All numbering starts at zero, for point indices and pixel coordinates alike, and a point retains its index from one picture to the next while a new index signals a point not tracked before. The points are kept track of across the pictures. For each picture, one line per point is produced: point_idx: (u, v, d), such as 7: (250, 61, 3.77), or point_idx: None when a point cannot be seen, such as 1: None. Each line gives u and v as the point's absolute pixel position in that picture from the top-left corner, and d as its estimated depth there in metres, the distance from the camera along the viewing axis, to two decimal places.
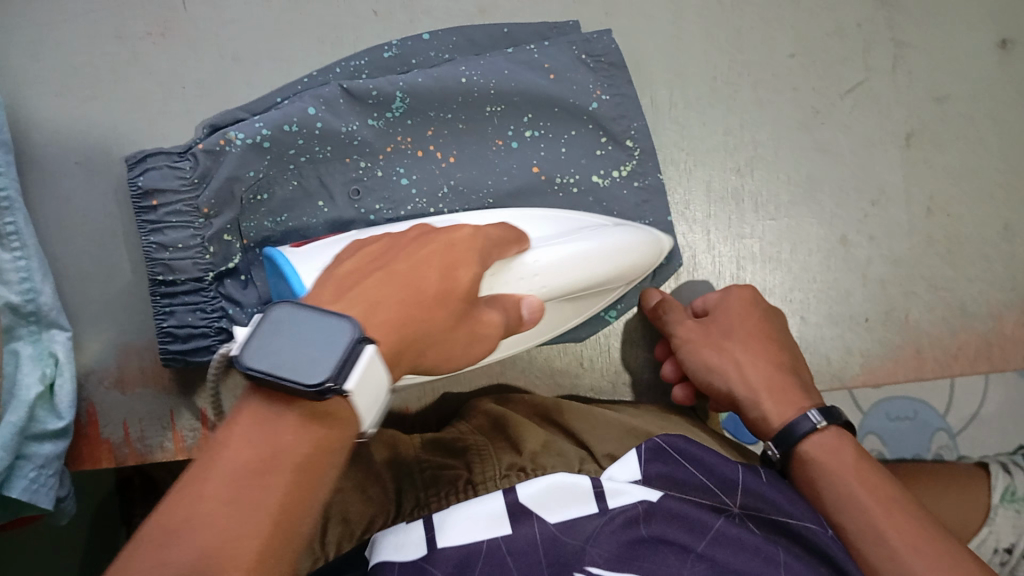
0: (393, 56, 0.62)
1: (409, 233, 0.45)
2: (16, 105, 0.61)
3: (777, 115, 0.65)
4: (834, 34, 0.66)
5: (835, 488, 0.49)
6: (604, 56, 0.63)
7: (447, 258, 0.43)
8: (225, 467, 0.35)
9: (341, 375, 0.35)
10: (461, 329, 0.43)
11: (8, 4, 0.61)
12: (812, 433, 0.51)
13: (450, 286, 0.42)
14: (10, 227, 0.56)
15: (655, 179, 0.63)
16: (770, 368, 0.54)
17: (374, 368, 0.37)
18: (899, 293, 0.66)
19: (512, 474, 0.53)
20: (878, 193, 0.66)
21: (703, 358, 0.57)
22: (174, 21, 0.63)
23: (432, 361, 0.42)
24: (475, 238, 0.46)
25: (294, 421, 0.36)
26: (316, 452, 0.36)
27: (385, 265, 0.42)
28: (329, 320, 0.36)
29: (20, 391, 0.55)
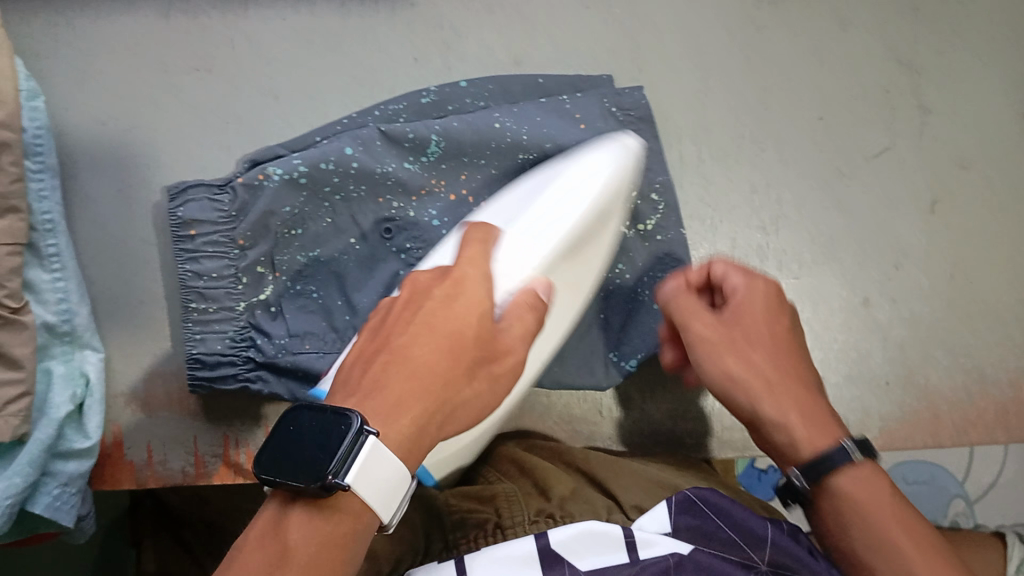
0: (429, 101, 0.64)
1: (425, 282, 0.47)
2: (64, 130, 0.63)
3: (803, 175, 0.66)
4: (863, 97, 0.67)
5: (868, 534, 0.41)
6: (633, 109, 0.64)
7: (447, 303, 0.45)
8: (241, 572, 0.38)
9: (342, 470, 0.37)
10: (481, 381, 0.44)
11: (65, 34, 0.64)
12: (845, 467, 0.42)
13: (463, 334, 0.43)
14: (51, 248, 0.59)
15: (677, 233, 0.63)
16: (806, 385, 0.46)
17: (381, 458, 0.39)
18: (920, 357, 0.66)
19: (541, 520, 0.53)
20: (901, 256, 0.66)
21: (716, 343, 0.47)
22: (221, 57, 0.65)
23: (465, 416, 0.44)
24: (464, 275, 0.47)
25: (303, 522, 0.38)
26: (321, 548, 0.38)
27: (390, 344, 0.44)
28: (327, 421, 0.38)
29: (49, 408, 0.58)
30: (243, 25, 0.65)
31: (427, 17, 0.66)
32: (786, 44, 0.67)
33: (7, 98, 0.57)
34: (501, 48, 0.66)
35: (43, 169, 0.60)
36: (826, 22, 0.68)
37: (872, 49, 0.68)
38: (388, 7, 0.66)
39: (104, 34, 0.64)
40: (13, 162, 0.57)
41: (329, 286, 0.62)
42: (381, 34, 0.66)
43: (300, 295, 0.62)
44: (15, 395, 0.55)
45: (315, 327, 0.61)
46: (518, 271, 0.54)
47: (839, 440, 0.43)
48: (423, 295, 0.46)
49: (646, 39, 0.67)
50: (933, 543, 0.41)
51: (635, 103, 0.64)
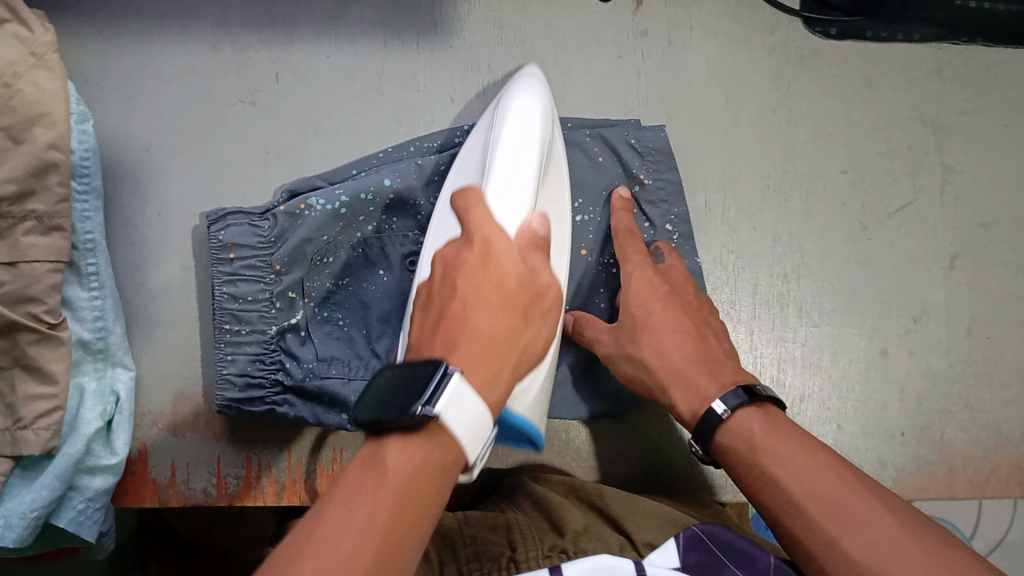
0: (463, 140, 0.66)
1: (441, 265, 0.50)
2: (110, 154, 0.65)
3: (825, 226, 0.68)
4: (886, 154, 0.69)
5: (756, 472, 0.49)
6: (652, 143, 0.65)
7: (485, 258, 0.49)
8: (339, 498, 0.38)
9: (434, 398, 0.40)
10: (538, 320, 0.49)
11: (115, 61, 0.66)
12: (729, 422, 0.51)
13: (507, 286, 0.48)
14: (91, 268, 0.61)
15: (692, 263, 0.65)
16: (671, 339, 0.56)
17: (466, 392, 0.41)
18: (936, 411, 0.67)
19: (553, 555, 0.54)
20: (920, 310, 0.67)
21: (610, 341, 0.59)
22: (263, 88, 0.67)
23: (532, 353, 0.48)
24: (488, 231, 0.51)
25: (399, 451, 0.39)
26: (419, 470, 0.39)
27: (445, 311, 0.47)
28: (417, 366, 0.41)
29: (80, 424, 0.59)
30: (288, 59, 0.67)
31: (465, 58, 0.68)
32: (814, 100, 0.69)
33: (58, 121, 0.59)
34: None
35: (87, 191, 0.62)
36: (853, 80, 0.70)
37: (897, 109, 0.70)
38: (429, 47, 0.68)
39: (154, 63, 0.66)
40: (60, 183, 0.59)
41: (355, 316, 0.64)
42: (422, 73, 0.68)
43: (327, 321, 0.63)
44: (48, 408, 0.57)
45: (342, 353, 0.63)
46: (517, 204, 0.52)
47: (709, 396, 0.52)
48: (455, 262, 0.50)
49: (678, 88, 0.69)
50: (817, 460, 0.47)
51: (664, 146, 0.65)
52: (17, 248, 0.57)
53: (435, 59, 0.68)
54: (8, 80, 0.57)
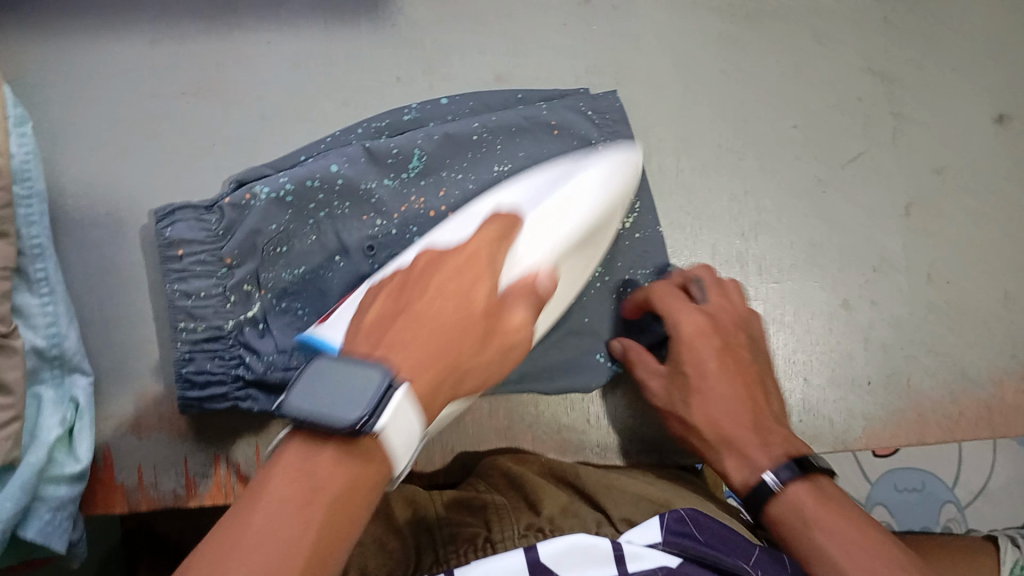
0: (412, 119, 0.65)
1: (416, 268, 0.50)
2: (53, 157, 0.64)
3: (781, 182, 0.68)
4: (836, 106, 0.69)
5: (806, 545, 0.49)
6: (609, 113, 0.66)
7: (466, 279, 0.48)
8: (272, 501, 0.37)
9: (374, 414, 0.38)
10: (493, 349, 0.47)
11: (52, 62, 0.65)
12: (779, 493, 0.51)
13: (470, 309, 0.47)
14: (40, 272, 0.60)
15: (655, 230, 0.64)
16: (731, 403, 0.55)
17: (404, 410, 0.40)
18: (902, 358, 0.67)
19: (530, 535, 0.54)
20: (880, 259, 0.68)
21: (663, 381, 0.59)
22: (208, 82, 0.66)
23: (475, 380, 0.46)
24: (479, 251, 0.51)
25: (332, 459, 0.38)
26: (348, 492, 0.38)
27: (409, 308, 0.46)
28: (361, 369, 0.39)
29: (41, 432, 0.58)
30: (231, 50, 0.66)
31: (409, 38, 0.68)
32: (763, 57, 0.69)
33: None
34: (482, 67, 0.68)
35: (32, 196, 0.61)
36: (799, 35, 0.70)
37: (846, 60, 0.70)
38: (372, 29, 0.67)
39: (93, 62, 0.65)
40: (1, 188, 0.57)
41: (314, 304, 0.62)
42: (367, 56, 0.67)
43: (287, 312, 0.62)
44: (6, 418, 0.56)
45: None
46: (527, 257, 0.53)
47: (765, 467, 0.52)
48: (426, 273, 0.49)
49: (625, 54, 0.69)
50: (847, 519, 0.50)
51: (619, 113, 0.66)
52: None
53: (379, 41, 0.67)
54: None
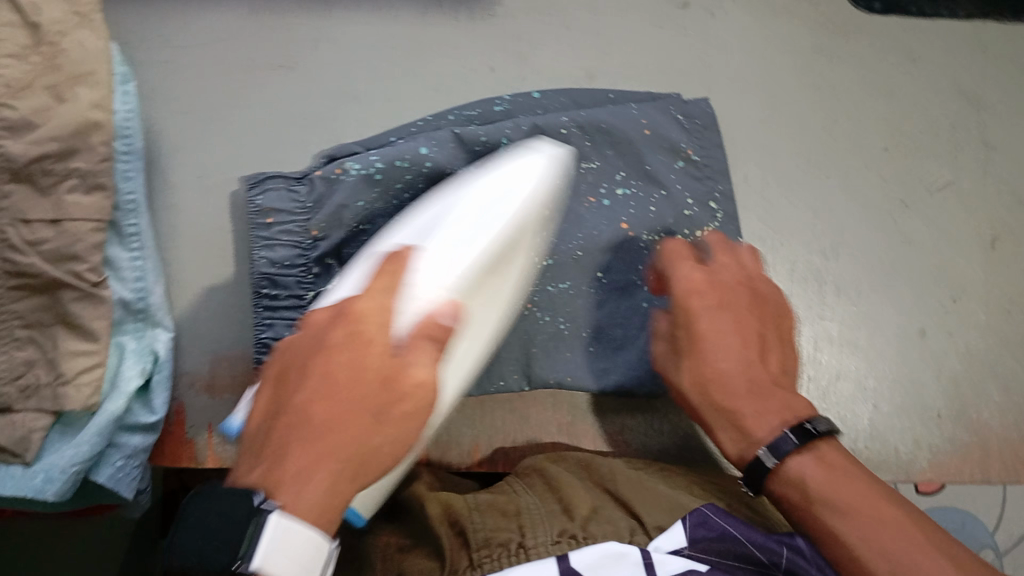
0: (502, 109, 0.65)
1: (326, 312, 0.45)
2: (152, 117, 0.65)
3: (866, 203, 0.67)
4: (929, 131, 0.69)
5: (823, 534, 0.44)
6: (699, 118, 0.66)
7: (348, 348, 0.41)
8: None
9: (247, 557, 0.36)
10: (393, 423, 0.41)
11: (159, 26, 0.67)
12: (779, 472, 0.47)
13: (369, 374, 0.41)
14: (132, 228, 0.62)
15: (735, 240, 0.64)
16: (727, 356, 0.51)
17: (299, 536, 0.36)
18: (973, 392, 0.66)
19: (563, 541, 0.49)
20: (959, 290, 0.67)
21: (733, 408, 0.49)
22: (304, 56, 0.67)
23: (390, 454, 0.41)
24: (371, 313, 0.43)
25: None
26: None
27: (314, 369, 0.41)
28: (248, 511, 0.36)
29: (120, 381, 0.60)
30: (328, 25, 0.68)
31: (504, 28, 0.68)
32: (854, 75, 0.69)
33: (101, 81, 0.60)
34: (574, 63, 0.68)
35: (130, 152, 0.62)
36: (895, 54, 0.70)
37: (938, 84, 0.69)
38: (470, 19, 0.68)
39: (197, 27, 0.67)
40: (103, 143, 0.60)
41: None
42: (461, 42, 0.68)
43: None
44: (89, 365, 0.59)
45: None
46: (432, 285, 0.49)
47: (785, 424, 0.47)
48: (320, 338, 0.43)
49: (718, 62, 0.68)
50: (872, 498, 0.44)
51: (709, 121, 0.66)
52: (61, 206, 0.58)
53: (474, 29, 0.68)
54: (52, 39, 0.59)
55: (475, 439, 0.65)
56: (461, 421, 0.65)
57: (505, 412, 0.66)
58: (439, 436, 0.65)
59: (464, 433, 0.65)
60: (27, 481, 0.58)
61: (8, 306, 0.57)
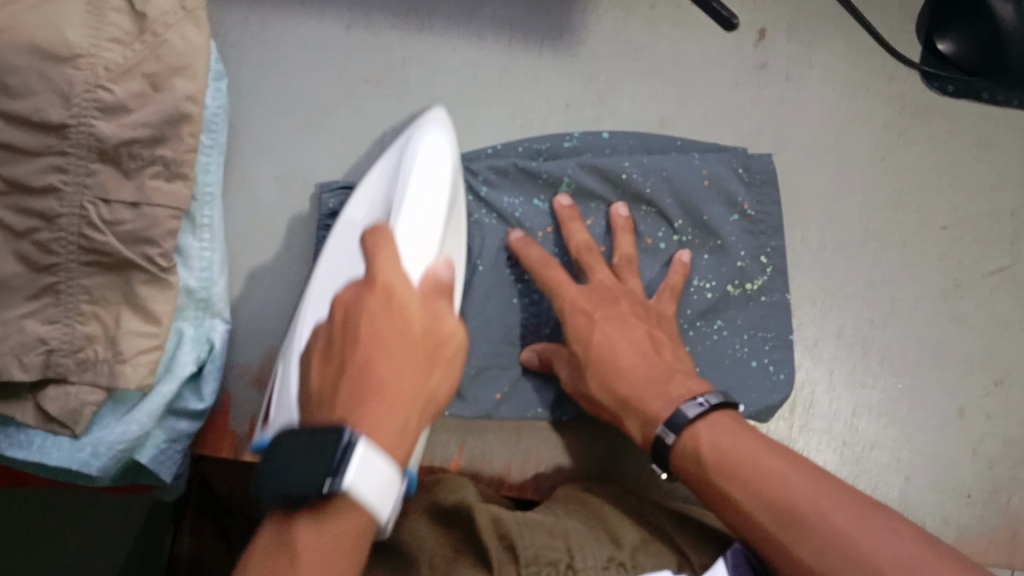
0: (571, 146, 0.68)
1: (337, 314, 0.48)
2: (237, 114, 0.68)
3: (920, 279, 0.68)
4: (989, 216, 0.70)
5: (726, 503, 0.50)
6: (761, 173, 0.67)
7: (391, 320, 0.46)
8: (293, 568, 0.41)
9: (337, 474, 0.40)
10: (441, 367, 0.48)
11: (255, 26, 0.69)
12: (676, 448, 0.53)
13: (410, 334, 0.46)
14: (205, 219, 0.64)
15: (782, 296, 0.66)
16: (625, 358, 0.57)
17: (374, 457, 0.41)
18: (1007, 477, 0.67)
19: (612, 568, 0.52)
20: (1002, 374, 0.68)
21: (692, 437, 0.52)
22: (390, 72, 0.69)
23: (438, 399, 0.48)
24: (397, 286, 0.48)
25: (338, 520, 0.42)
26: (337, 550, 0.41)
27: (352, 357, 0.45)
28: (320, 436, 0.41)
29: (175, 366, 0.62)
30: (417, 46, 0.69)
31: (586, 68, 0.70)
32: (924, 154, 0.70)
33: (197, 75, 0.62)
34: (650, 109, 0.70)
35: (213, 146, 0.65)
36: (965, 140, 0.71)
37: (1005, 172, 0.70)
38: (555, 54, 0.70)
39: (290, 34, 0.69)
40: (190, 134, 0.62)
41: None
42: (542, 77, 0.70)
43: None
44: (147, 346, 0.60)
45: None
46: (419, 254, 0.52)
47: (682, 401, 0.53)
48: (353, 311, 0.47)
49: (790, 124, 0.70)
50: (840, 503, 0.47)
51: (773, 178, 0.67)
52: (143, 190, 0.60)
53: (558, 64, 0.70)
54: (157, 30, 0.61)
55: (508, 463, 0.66)
56: (496, 443, 0.66)
57: (540, 440, 0.66)
58: (472, 455, 0.65)
59: (498, 457, 0.66)
60: (75, 452, 0.60)
61: (81, 280, 0.59)
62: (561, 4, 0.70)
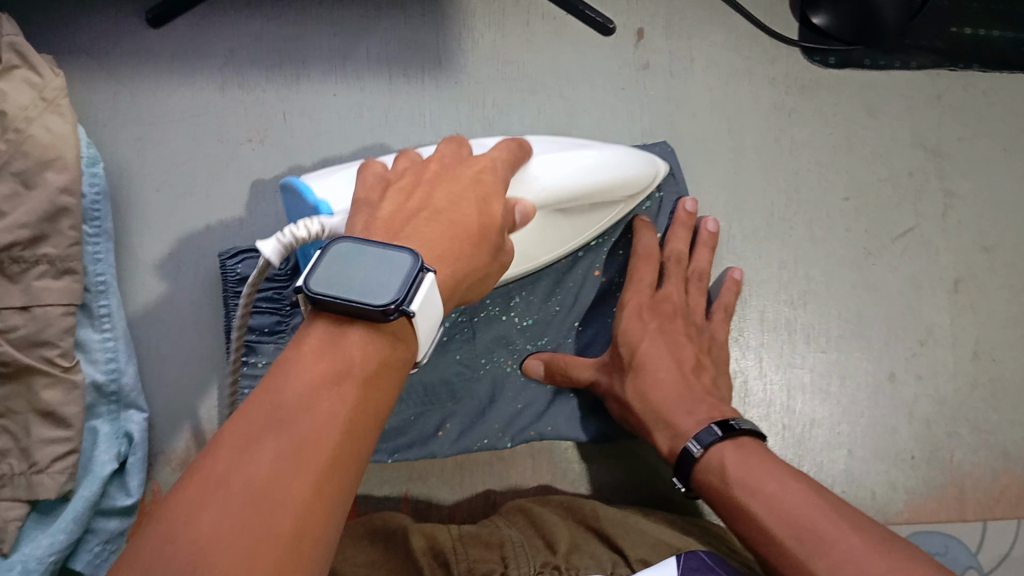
0: None
1: (432, 166, 0.45)
2: (121, 194, 0.66)
3: (832, 252, 0.69)
4: (888, 180, 0.70)
5: (740, 518, 0.49)
6: (661, 159, 0.67)
7: (480, 190, 0.44)
8: (297, 374, 0.34)
9: (408, 298, 0.35)
10: (494, 266, 0.45)
11: (123, 102, 0.67)
12: (701, 461, 0.52)
13: (488, 217, 0.43)
14: (103, 309, 0.62)
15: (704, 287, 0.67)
16: (665, 373, 0.58)
17: (432, 297, 0.38)
18: (945, 433, 0.67)
19: (545, 571, 0.52)
20: (925, 334, 0.68)
21: (720, 454, 0.52)
22: (271, 129, 0.67)
23: (477, 293, 0.45)
24: (495, 166, 0.46)
25: (362, 338, 0.36)
26: (381, 367, 0.36)
27: (430, 204, 0.43)
28: (390, 253, 0.36)
29: (95, 466, 0.60)
30: (296, 98, 0.68)
31: (471, 96, 0.69)
32: (816, 130, 0.71)
33: (70, 165, 0.60)
34: (541, 124, 0.69)
35: (99, 233, 0.63)
36: (852, 109, 0.72)
37: (898, 136, 0.71)
38: (437, 85, 0.69)
39: (167, 106, 0.67)
40: (71, 228, 0.60)
41: None
42: (428, 109, 0.69)
43: None
44: (63, 452, 0.58)
45: None
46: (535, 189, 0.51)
47: (709, 423, 0.53)
48: (450, 170, 0.45)
49: (681, 118, 0.70)
50: (851, 526, 0.45)
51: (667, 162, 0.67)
52: (30, 292, 0.58)
53: (441, 93, 0.69)
54: (19, 125, 0.58)
55: (455, 504, 0.64)
56: (438, 485, 0.65)
57: (484, 473, 0.65)
58: (417, 501, 0.64)
59: (445, 499, 0.64)
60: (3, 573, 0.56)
61: None
62: (436, 36, 0.70)
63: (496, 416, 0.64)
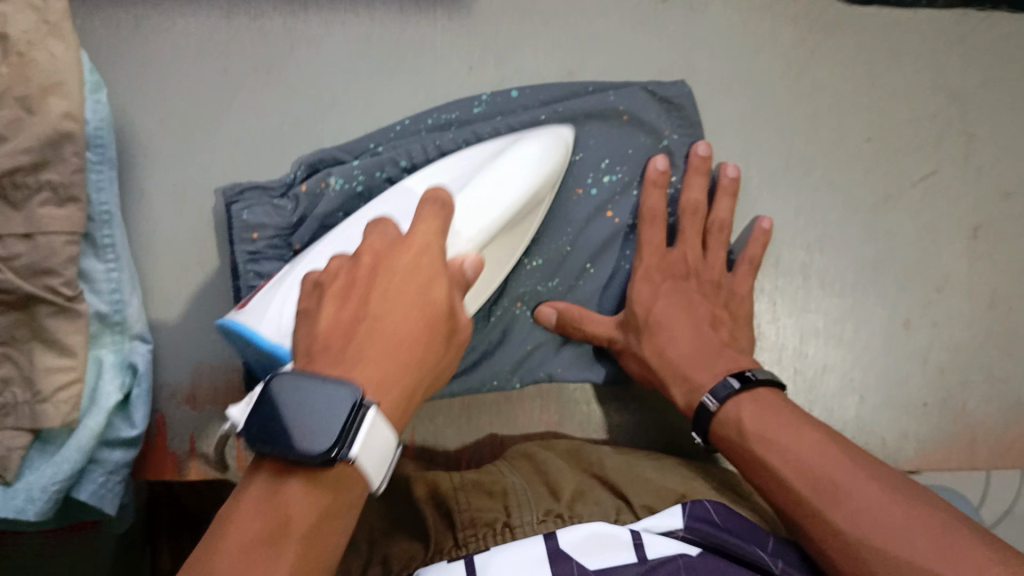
0: (518, 97, 0.65)
1: (364, 260, 0.43)
2: (126, 125, 0.65)
3: (850, 197, 0.67)
4: (910, 123, 0.69)
5: (757, 470, 0.50)
6: (676, 97, 0.66)
7: (420, 278, 0.42)
8: (255, 508, 0.37)
9: (343, 444, 0.36)
10: (449, 348, 0.43)
11: (126, 30, 0.65)
12: (717, 415, 0.52)
13: (432, 309, 0.41)
14: (107, 239, 0.61)
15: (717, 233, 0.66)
16: (682, 333, 0.58)
17: (379, 428, 0.37)
18: (959, 381, 0.66)
19: (549, 520, 0.50)
20: (942, 281, 0.67)
21: (737, 407, 0.52)
22: (278, 60, 0.66)
23: (437, 379, 0.44)
24: (429, 244, 0.43)
25: (309, 489, 0.37)
26: (338, 497, 0.38)
27: (368, 312, 0.41)
28: (329, 388, 0.36)
29: (100, 397, 0.59)
30: (303, 28, 0.66)
31: (482, 29, 0.67)
32: (837, 70, 0.69)
33: (72, 91, 0.57)
34: (554, 61, 0.67)
35: (102, 162, 0.61)
36: (876, 49, 0.69)
37: (921, 77, 0.69)
38: (448, 15, 0.67)
39: (171, 35, 0.65)
40: (76, 154, 0.58)
41: None
42: (438, 43, 0.67)
43: None
44: (69, 380, 0.57)
45: None
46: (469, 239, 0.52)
47: (722, 376, 0.53)
48: (387, 259, 0.42)
49: (699, 55, 0.68)
50: (868, 475, 0.46)
51: (683, 101, 0.66)
52: (34, 219, 0.56)
53: (452, 25, 0.67)
54: (21, 49, 0.56)
55: (462, 442, 0.64)
56: (445, 425, 0.64)
57: (491, 415, 0.65)
58: (424, 440, 0.64)
59: (450, 440, 0.64)
60: (7, 501, 0.56)
61: None
62: None
63: (504, 356, 0.63)
